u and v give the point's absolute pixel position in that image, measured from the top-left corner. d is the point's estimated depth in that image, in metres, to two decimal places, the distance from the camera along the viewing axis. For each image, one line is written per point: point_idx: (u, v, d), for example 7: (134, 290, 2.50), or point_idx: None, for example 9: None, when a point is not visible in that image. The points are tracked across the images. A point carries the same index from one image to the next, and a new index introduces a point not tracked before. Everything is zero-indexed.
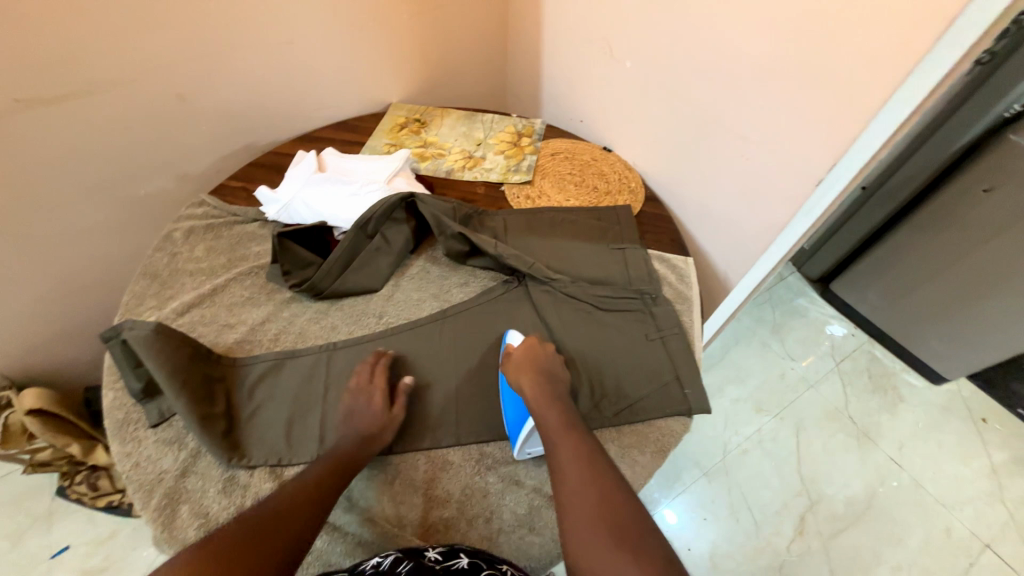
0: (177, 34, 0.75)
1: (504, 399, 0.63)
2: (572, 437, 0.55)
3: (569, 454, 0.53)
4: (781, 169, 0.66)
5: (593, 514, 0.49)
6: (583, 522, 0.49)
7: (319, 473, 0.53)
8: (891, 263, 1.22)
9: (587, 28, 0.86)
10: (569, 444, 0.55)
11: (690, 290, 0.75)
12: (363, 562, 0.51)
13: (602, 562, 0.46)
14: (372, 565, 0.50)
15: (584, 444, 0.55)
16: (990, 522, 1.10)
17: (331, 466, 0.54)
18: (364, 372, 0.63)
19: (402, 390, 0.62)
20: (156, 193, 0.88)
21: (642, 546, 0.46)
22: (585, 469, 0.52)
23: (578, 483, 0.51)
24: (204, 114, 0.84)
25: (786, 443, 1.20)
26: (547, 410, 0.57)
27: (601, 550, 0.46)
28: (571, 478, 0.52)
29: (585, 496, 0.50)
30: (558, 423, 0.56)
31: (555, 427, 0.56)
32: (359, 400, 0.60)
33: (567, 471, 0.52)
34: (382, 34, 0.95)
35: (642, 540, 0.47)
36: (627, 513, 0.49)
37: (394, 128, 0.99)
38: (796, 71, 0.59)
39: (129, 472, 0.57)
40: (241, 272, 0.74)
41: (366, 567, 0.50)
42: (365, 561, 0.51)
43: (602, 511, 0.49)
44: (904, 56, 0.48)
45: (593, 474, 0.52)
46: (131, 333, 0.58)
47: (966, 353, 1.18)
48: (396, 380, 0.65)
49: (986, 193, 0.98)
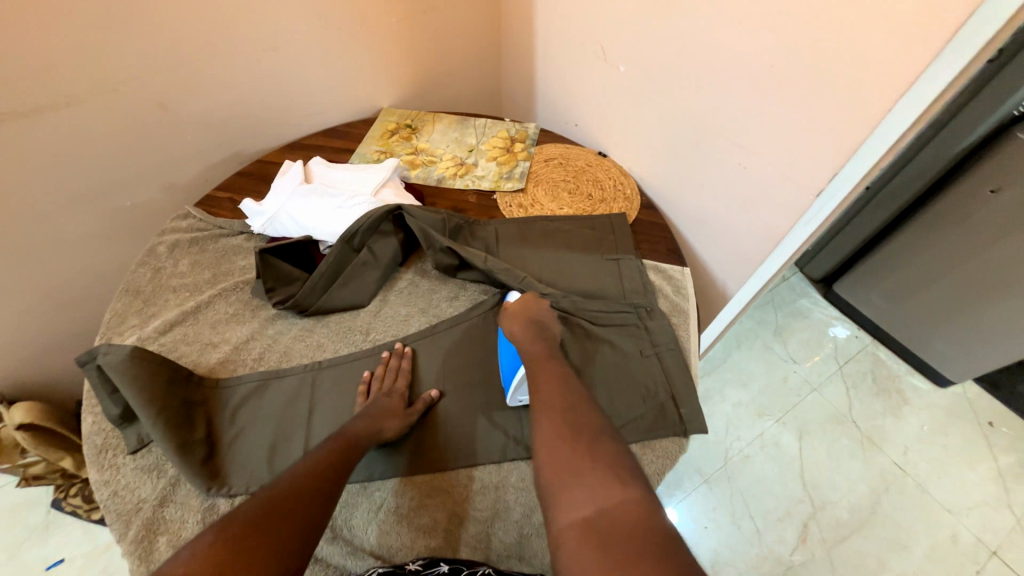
0: (158, 42, 0.72)
1: (501, 350, 0.66)
2: (550, 361, 0.58)
3: (544, 376, 0.56)
4: (781, 176, 0.63)
5: (558, 419, 0.51)
6: (549, 425, 0.51)
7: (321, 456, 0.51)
8: (896, 264, 1.19)
9: (580, 29, 0.84)
10: (546, 368, 0.58)
11: (687, 303, 0.73)
12: None
13: (560, 456, 0.48)
14: None
15: (560, 369, 0.58)
16: (997, 528, 1.07)
17: (340, 447, 0.53)
18: (377, 380, 0.63)
19: (425, 397, 0.62)
20: (142, 203, 0.86)
21: (598, 446, 0.48)
22: (558, 387, 0.55)
23: (549, 396, 0.54)
24: (188, 124, 0.82)
25: (789, 448, 1.18)
26: (532, 345, 0.60)
27: (561, 448, 0.49)
28: (543, 393, 0.55)
29: (553, 406, 0.53)
30: (539, 351, 0.60)
31: (536, 354, 0.59)
32: (372, 404, 0.59)
33: (542, 390, 0.55)
34: (370, 38, 0.92)
35: (597, 441, 0.49)
36: (590, 421, 0.51)
37: (385, 134, 0.97)
38: (795, 76, 0.56)
39: (107, 500, 0.55)
40: (225, 288, 0.72)
41: None
42: None
43: (566, 418, 0.51)
44: (909, 62, 0.45)
45: (564, 392, 0.55)
46: (106, 358, 0.56)
47: (973, 356, 1.15)
48: (416, 391, 0.64)
49: (994, 193, 0.95)
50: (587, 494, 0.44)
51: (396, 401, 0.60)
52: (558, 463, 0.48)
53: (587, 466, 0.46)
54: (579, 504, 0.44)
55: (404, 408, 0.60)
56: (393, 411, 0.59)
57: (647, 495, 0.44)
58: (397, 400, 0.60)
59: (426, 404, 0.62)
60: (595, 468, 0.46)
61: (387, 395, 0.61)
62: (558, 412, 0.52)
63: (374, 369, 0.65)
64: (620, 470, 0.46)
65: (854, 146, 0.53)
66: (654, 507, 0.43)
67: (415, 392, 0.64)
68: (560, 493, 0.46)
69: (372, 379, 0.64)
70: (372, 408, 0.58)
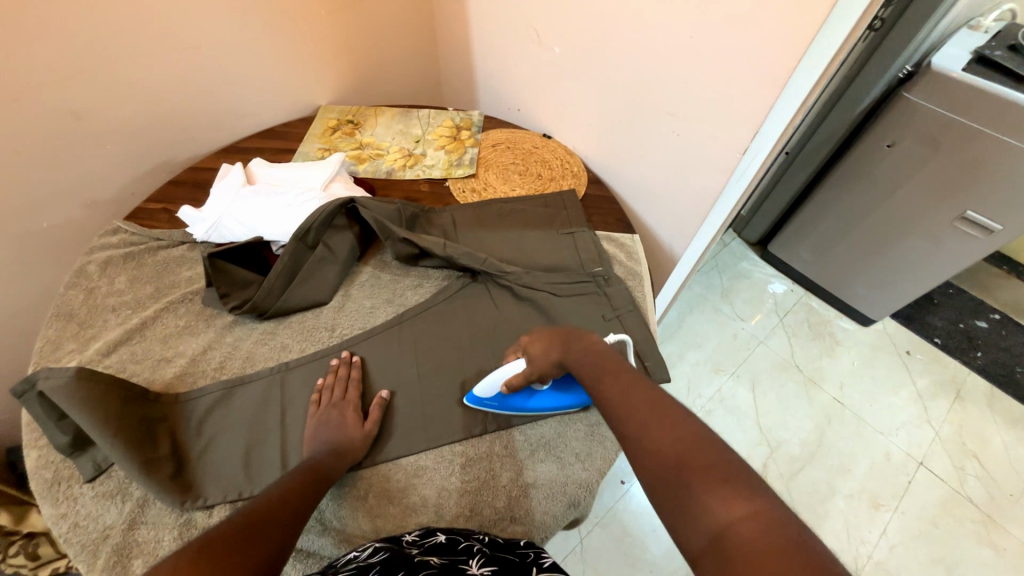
0: (60, 44, 0.66)
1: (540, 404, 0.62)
2: (612, 370, 0.49)
3: (614, 386, 0.47)
4: (710, 140, 0.69)
5: (639, 435, 0.41)
6: (634, 441, 0.41)
7: (293, 482, 0.50)
8: (818, 220, 1.31)
9: (513, 16, 0.86)
10: (613, 380, 0.48)
11: (639, 266, 0.78)
12: (338, 558, 0.48)
13: (656, 480, 0.38)
14: (348, 559, 0.47)
15: (625, 373, 0.49)
16: (921, 442, 1.22)
17: (305, 478, 0.51)
18: (337, 387, 0.61)
19: (376, 401, 0.61)
20: (62, 223, 0.79)
21: (693, 457, 0.37)
22: (629, 394, 0.45)
23: (621, 408, 0.44)
24: (107, 133, 0.77)
25: (744, 397, 1.28)
26: (571, 353, 0.54)
27: (653, 468, 0.38)
28: (615, 407, 0.45)
29: (629, 417, 0.43)
30: (593, 358, 0.52)
31: (593, 360, 0.52)
32: (333, 415, 0.58)
33: (606, 399, 0.46)
34: (301, 35, 0.90)
35: (690, 448, 0.38)
36: (674, 424, 0.40)
37: (326, 131, 0.94)
38: (712, 48, 0.61)
39: (67, 534, 0.52)
40: (173, 301, 0.68)
41: (343, 561, 0.47)
42: (340, 557, 0.48)
43: (647, 429, 0.41)
44: (803, 28, 0.52)
45: (637, 396, 0.44)
46: (47, 383, 0.52)
47: (886, 296, 1.30)
48: (371, 395, 0.63)
49: (890, 147, 1.08)
50: (702, 522, 0.33)
51: (349, 420, 0.57)
52: (658, 488, 0.38)
53: (688, 484, 0.36)
54: (699, 538, 0.33)
55: (359, 420, 0.58)
56: (346, 431, 0.57)
57: (776, 508, 0.33)
58: (351, 413, 0.58)
59: (379, 409, 0.60)
60: (701, 484, 0.35)
61: (338, 408, 0.59)
62: (640, 423, 0.42)
63: (335, 369, 0.63)
64: (728, 479, 0.35)
65: (768, 106, 0.59)
66: (790, 521, 0.32)
67: (366, 399, 0.63)
68: (673, 527, 0.35)
69: (324, 387, 0.62)
70: (327, 421, 0.57)
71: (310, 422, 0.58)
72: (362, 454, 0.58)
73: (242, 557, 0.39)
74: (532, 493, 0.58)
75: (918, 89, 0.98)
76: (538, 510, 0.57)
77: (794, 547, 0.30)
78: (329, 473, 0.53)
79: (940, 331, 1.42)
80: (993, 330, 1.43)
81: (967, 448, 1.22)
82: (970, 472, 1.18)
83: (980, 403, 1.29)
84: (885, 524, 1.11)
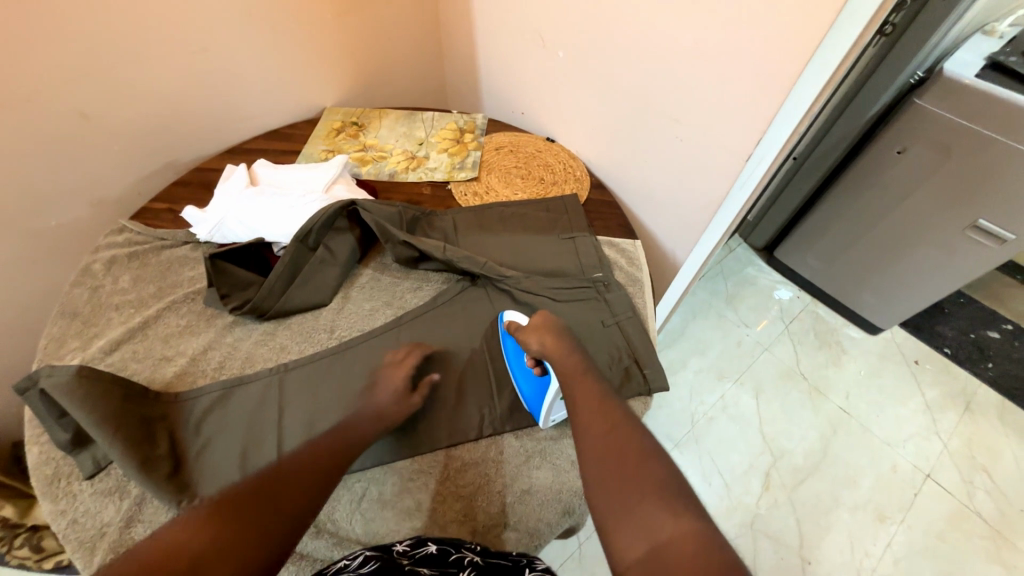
0: (73, 46, 0.67)
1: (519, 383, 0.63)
2: (583, 381, 0.55)
3: (585, 401, 0.53)
4: (713, 146, 0.68)
5: (600, 447, 0.47)
6: (594, 455, 0.47)
7: None
8: (826, 227, 1.30)
9: (518, 19, 0.86)
10: (583, 388, 0.55)
11: (640, 272, 0.77)
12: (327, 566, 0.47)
13: (608, 488, 0.43)
14: (337, 568, 0.47)
15: (596, 387, 0.55)
16: (928, 454, 1.20)
17: None
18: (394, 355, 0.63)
19: (428, 378, 0.62)
20: (69, 222, 0.80)
21: (644, 475, 0.43)
22: (598, 412, 0.51)
23: (589, 419, 0.50)
24: (115, 133, 0.78)
25: (748, 405, 1.27)
26: (561, 356, 0.59)
27: (608, 477, 0.44)
28: (583, 420, 0.50)
29: (594, 428, 0.49)
30: (573, 366, 0.57)
31: (571, 369, 0.57)
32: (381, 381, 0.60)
33: (578, 409, 0.52)
34: (309, 37, 0.90)
35: (643, 464, 0.44)
36: (633, 443, 0.46)
37: (331, 133, 0.95)
38: (717, 53, 0.61)
39: (65, 531, 0.52)
40: (175, 300, 0.69)
41: (331, 570, 0.47)
42: (330, 565, 0.47)
43: (609, 444, 0.47)
44: (809, 33, 0.51)
45: (604, 414, 0.50)
46: (49, 381, 0.53)
47: (894, 304, 1.28)
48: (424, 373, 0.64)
49: (900, 154, 1.06)
50: (645, 530, 0.39)
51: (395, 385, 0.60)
52: (608, 497, 0.43)
53: (638, 499, 0.42)
54: (638, 544, 0.39)
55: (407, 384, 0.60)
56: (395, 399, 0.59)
57: (707, 528, 0.39)
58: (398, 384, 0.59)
59: (428, 386, 0.61)
60: (648, 501, 0.41)
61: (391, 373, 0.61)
62: (602, 440, 0.47)
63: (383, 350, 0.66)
64: (673, 500, 0.41)
65: (772, 115, 0.59)
66: (719, 541, 0.38)
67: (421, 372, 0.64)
68: (615, 536, 0.41)
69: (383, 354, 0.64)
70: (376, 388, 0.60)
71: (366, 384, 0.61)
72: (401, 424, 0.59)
73: (257, 542, 0.40)
74: (526, 500, 0.58)
75: (929, 95, 0.97)
76: (532, 517, 0.57)
77: (719, 562, 0.36)
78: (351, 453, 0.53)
79: (950, 341, 1.40)
80: (1005, 340, 1.40)
81: (976, 460, 1.19)
82: (979, 485, 1.16)
83: (990, 415, 1.27)
84: (890, 537, 1.09)
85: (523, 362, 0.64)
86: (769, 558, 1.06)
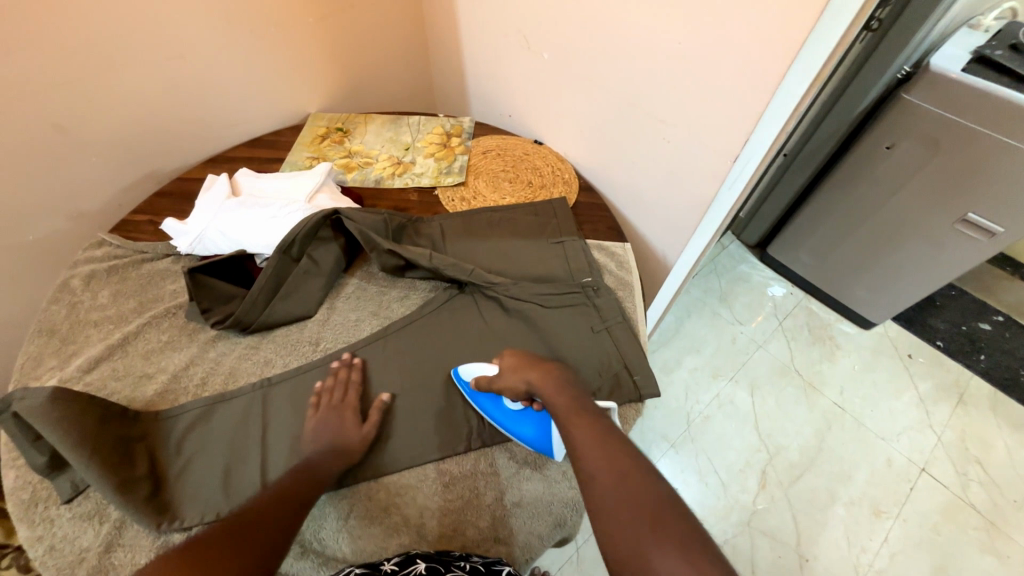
0: (46, 57, 0.66)
1: (523, 434, 0.60)
2: (583, 422, 0.53)
3: (587, 443, 0.51)
4: (701, 147, 0.68)
5: (610, 498, 0.46)
6: (602, 507, 0.46)
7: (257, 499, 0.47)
8: (817, 223, 1.30)
9: (502, 21, 0.85)
10: (582, 428, 0.53)
11: (630, 276, 0.76)
12: None
13: (624, 543, 0.42)
14: None
15: (598, 425, 0.53)
16: (923, 447, 1.20)
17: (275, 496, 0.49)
18: (335, 391, 0.61)
19: (376, 404, 0.60)
20: (48, 236, 0.78)
21: (661, 525, 0.42)
22: (603, 451, 0.50)
23: (595, 462, 0.49)
24: (92, 145, 0.76)
25: (743, 402, 1.27)
26: (557, 398, 0.57)
27: (623, 531, 0.43)
28: (587, 464, 0.49)
29: (603, 476, 0.48)
30: (568, 407, 0.55)
31: (566, 411, 0.55)
32: (332, 418, 0.58)
33: (583, 451, 0.50)
34: (290, 42, 0.89)
35: (660, 516, 0.43)
36: (644, 489, 0.45)
37: (316, 139, 0.93)
38: (703, 54, 0.60)
39: (43, 557, 0.51)
40: (156, 315, 0.67)
41: None
42: None
43: (620, 493, 0.45)
44: (793, 30, 0.50)
45: (610, 458, 0.49)
46: (22, 404, 0.51)
47: (886, 298, 1.28)
48: (371, 400, 0.62)
49: (889, 149, 1.06)
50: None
51: (350, 422, 0.57)
52: (624, 554, 0.42)
53: (658, 552, 0.40)
54: None
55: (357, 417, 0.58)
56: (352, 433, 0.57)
57: None
58: (351, 415, 0.58)
59: (380, 411, 0.60)
60: (667, 556, 0.40)
61: (337, 410, 0.58)
62: (610, 488, 0.46)
63: (316, 383, 0.63)
64: (694, 552, 0.40)
65: (758, 116, 0.59)
66: None
67: (366, 401, 0.62)
68: None
69: (322, 391, 0.61)
70: (326, 426, 0.57)
71: (309, 424, 0.58)
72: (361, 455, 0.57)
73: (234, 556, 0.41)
74: (517, 513, 0.57)
75: (916, 90, 0.96)
76: (523, 531, 0.57)
77: None
78: (314, 473, 0.53)
79: (942, 334, 1.40)
80: (997, 332, 1.41)
81: (970, 452, 1.20)
82: (973, 477, 1.16)
83: (983, 407, 1.27)
84: (886, 532, 1.09)
85: (507, 408, 0.61)
86: (767, 557, 1.06)
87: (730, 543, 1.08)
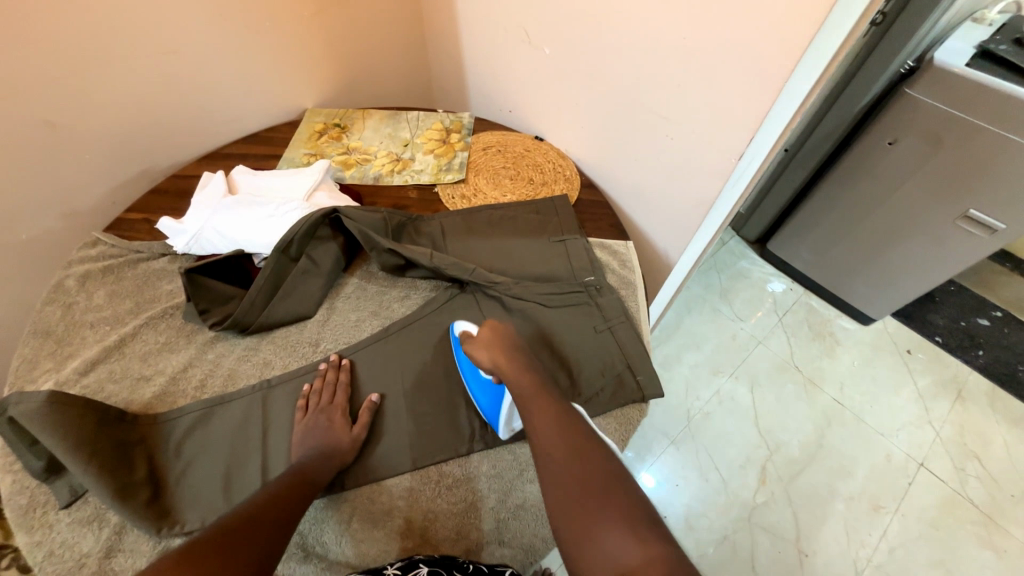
0: (35, 52, 0.64)
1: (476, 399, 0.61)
2: (540, 401, 0.54)
3: (545, 421, 0.52)
4: (704, 144, 0.67)
5: (563, 475, 0.48)
6: (553, 480, 0.48)
7: (256, 503, 0.47)
8: (818, 218, 1.29)
9: (502, 14, 0.83)
10: (541, 407, 0.53)
11: (633, 275, 0.76)
12: None
13: (574, 515, 0.45)
14: None
15: (556, 405, 0.54)
16: (921, 443, 1.21)
17: (274, 500, 0.48)
18: (324, 394, 0.60)
19: (365, 405, 0.60)
20: (42, 235, 0.77)
21: (608, 498, 0.45)
22: (559, 427, 0.52)
23: (551, 441, 0.51)
24: (84, 142, 0.74)
25: (743, 399, 1.27)
26: (521, 377, 0.57)
27: (574, 504, 0.46)
28: (542, 441, 0.51)
29: (557, 454, 0.50)
30: (529, 386, 0.56)
31: (526, 390, 0.56)
32: (320, 420, 0.57)
33: (542, 429, 0.52)
34: (285, 36, 0.87)
35: (609, 491, 0.46)
36: (596, 465, 0.48)
37: (313, 135, 0.92)
38: (707, 49, 0.59)
39: (42, 563, 0.50)
40: (153, 316, 0.66)
41: None
42: None
43: (572, 469, 0.48)
44: (801, 25, 0.49)
45: (565, 434, 0.51)
46: (18, 409, 0.50)
47: (886, 295, 1.28)
48: (360, 399, 0.62)
49: (891, 145, 1.05)
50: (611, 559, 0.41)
51: (335, 422, 0.57)
52: (573, 524, 0.45)
53: (604, 523, 0.44)
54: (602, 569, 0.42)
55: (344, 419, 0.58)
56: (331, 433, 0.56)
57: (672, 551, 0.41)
58: (338, 417, 0.57)
59: (370, 411, 0.60)
60: (611, 527, 0.43)
61: (326, 412, 0.58)
62: (562, 464, 0.49)
63: (304, 384, 0.62)
64: (637, 523, 0.43)
65: (765, 113, 0.58)
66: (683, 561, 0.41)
67: (355, 403, 0.62)
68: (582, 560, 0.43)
69: (310, 393, 0.61)
70: (313, 429, 0.56)
71: (297, 428, 0.57)
72: (349, 456, 0.57)
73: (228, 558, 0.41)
74: (521, 515, 0.57)
75: (919, 85, 0.95)
76: (526, 534, 0.57)
77: None
78: (317, 477, 0.53)
79: (941, 330, 1.40)
80: (996, 327, 1.41)
81: (968, 447, 1.20)
82: (971, 472, 1.17)
83: (981, 402, 1.28)
84: (885, 527, 1.10)
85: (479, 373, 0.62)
86: (767, 553, 1.06)
87: (730, 540, 1.08)
